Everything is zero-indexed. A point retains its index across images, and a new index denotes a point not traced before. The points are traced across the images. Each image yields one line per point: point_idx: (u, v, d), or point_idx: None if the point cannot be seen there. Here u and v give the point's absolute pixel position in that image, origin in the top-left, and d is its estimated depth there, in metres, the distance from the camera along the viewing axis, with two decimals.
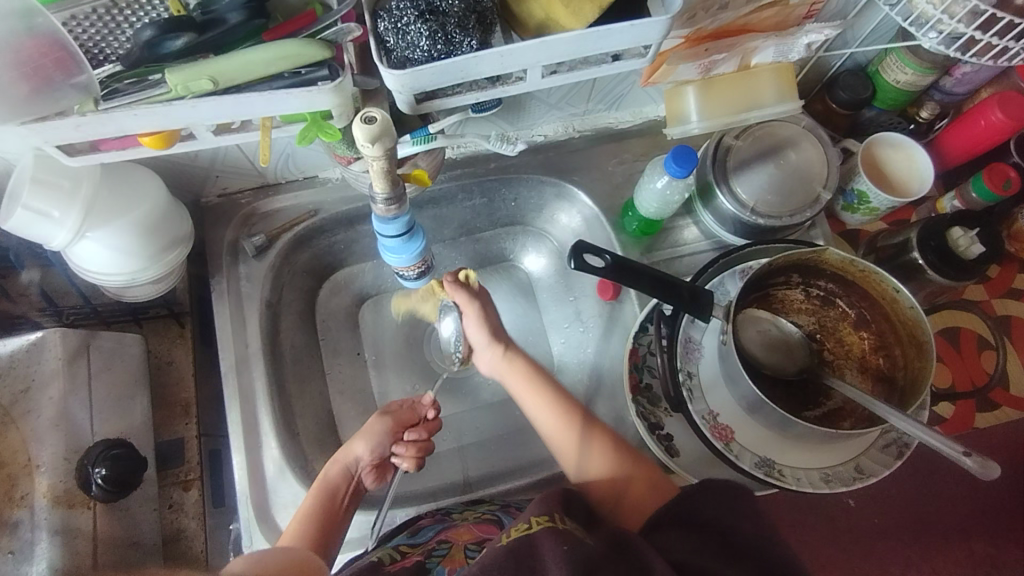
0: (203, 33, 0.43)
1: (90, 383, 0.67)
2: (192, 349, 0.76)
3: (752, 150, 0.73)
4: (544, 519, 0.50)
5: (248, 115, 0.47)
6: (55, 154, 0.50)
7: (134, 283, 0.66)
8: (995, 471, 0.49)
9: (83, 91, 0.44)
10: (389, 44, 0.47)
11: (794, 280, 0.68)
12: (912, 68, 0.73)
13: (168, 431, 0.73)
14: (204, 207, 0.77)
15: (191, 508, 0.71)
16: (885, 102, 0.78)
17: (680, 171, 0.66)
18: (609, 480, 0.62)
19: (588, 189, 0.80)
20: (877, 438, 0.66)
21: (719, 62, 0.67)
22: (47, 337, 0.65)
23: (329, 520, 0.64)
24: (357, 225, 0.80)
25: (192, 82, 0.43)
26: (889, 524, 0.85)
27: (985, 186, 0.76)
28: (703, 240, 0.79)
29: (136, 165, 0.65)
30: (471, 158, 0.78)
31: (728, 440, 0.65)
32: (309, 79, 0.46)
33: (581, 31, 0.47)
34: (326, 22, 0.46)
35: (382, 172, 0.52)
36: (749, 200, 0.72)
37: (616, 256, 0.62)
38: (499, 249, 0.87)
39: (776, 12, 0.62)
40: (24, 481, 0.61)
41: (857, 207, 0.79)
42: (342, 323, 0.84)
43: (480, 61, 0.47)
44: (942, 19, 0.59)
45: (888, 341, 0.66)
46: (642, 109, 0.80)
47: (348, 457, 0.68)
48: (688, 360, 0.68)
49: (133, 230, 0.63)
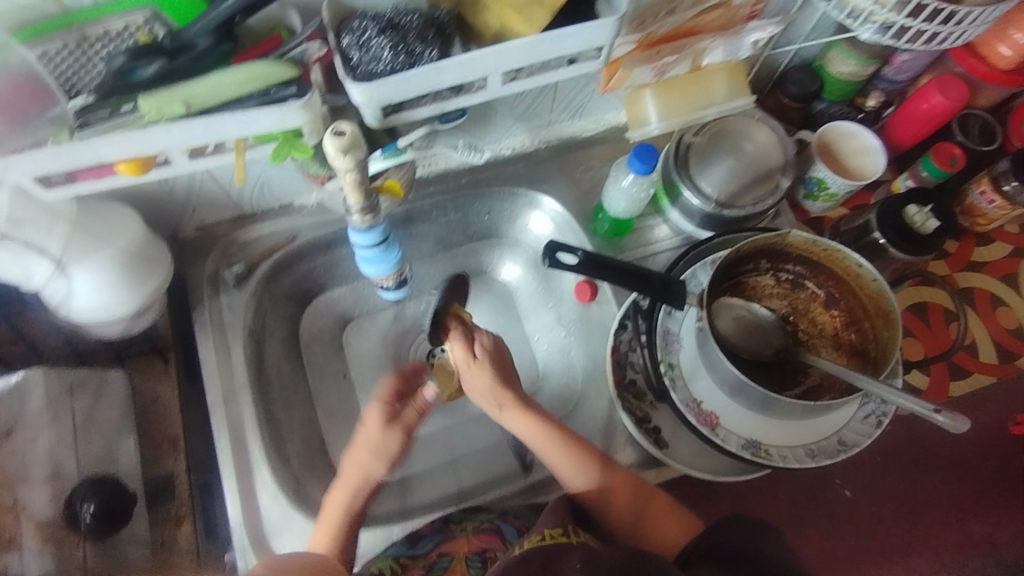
0: (174, 59, 0.45)
1: (76, 421, 0.66)
2: (177, 384, 0.76)
3: (711, 145, 0.76)
4: (557, 532, 0.52)
5: (220, 136, 0.49)
6: (33, 186, 0.51)
7: (115, 319, 0.66)
8: (968, 424, 0.52)
9: (58, 122, 0.46)
10: (353, 59, 0.49)
11: (762, 266, 0.70)
12: (853, 59, 0.77)
13: (156, 468, 0.72)
14: (182, 242, 0.78)
15: (183, 543, 0.70)
16: (833, 94, 0.83)
17: (644, 168, 0.69)
18: (622, 491, 0.62)
19: (557, 196, 0.82)
20: (857, 410, 0.67)
21: (671, 64, 0.70)
22: (29, 377, 0.65)
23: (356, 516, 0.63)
24: (335, 248, 0.82)
25: (165, 107, 0.45)
26: (892, 512, 0.80)
27: (934, 165, 0.80)
28: (675, 238, 0.82)
29: (111, 202, 0.65)
30: (440, 175, 0.80)
31: (714, 424, 0.66)
32: (279, 98, 0.48)
33: (534, 36, 0.49)
34: (291, 44, 0.49)
35: (355, 183, 0.53)
36: (713, 193, 0.75)
37: (589, 252, 0.65)
38: (478, 263, 0.88)
39: (720, 14, 0.66)
40: (11, 524, 0.59)
41: (817, 194, 0.82)
42: (326, 347, 0.84)
43: (442, 70, 0.49)
44: (874, 10, 0.63)
45: (857, 316, 0.68)
46: (604, 117, 0.83)
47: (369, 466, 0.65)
48: (669, 352, 0.69)
49: (114, 263, 0.63)
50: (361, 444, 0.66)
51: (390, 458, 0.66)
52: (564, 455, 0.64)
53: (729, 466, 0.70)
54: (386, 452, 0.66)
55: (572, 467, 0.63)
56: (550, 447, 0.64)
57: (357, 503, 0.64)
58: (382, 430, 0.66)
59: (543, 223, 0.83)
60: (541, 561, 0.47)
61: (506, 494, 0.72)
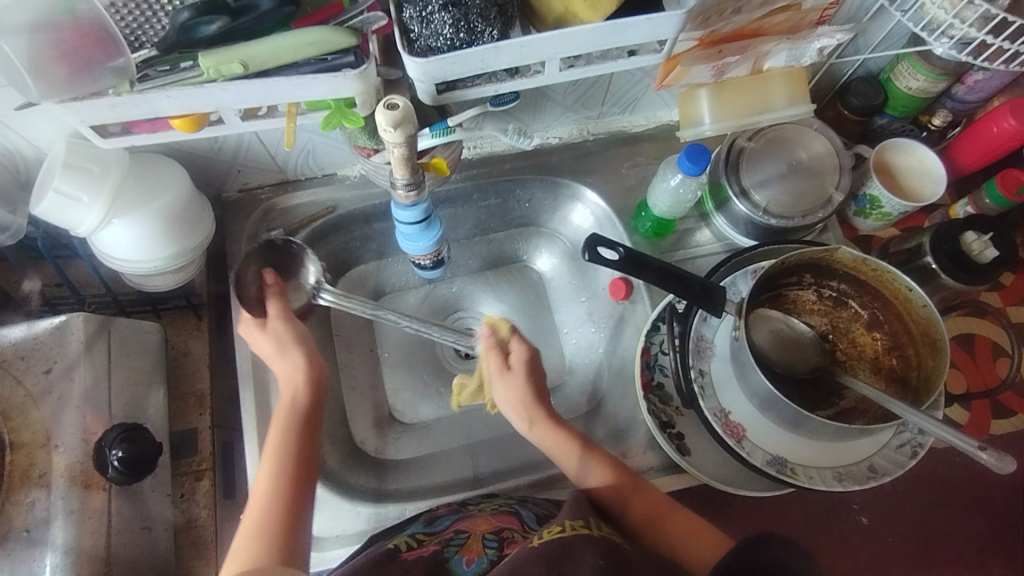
0: (236, 18, 0.44)
1: (110, 368, 0.67)
2: (208, 342, 0.77)
3: (764, 152, 0.74)
4: (579, 524, 0.51)
5: (274, 99, 0.49)
6: (90, 135, 0.52)
7: (154, 271, 0.67)
8: (1013, 465, 0.50)
9: (120, 74, 0.46)
10: (413, 33, 0.48)
11: (806, 280, 0.68)
12: (923, 75, 0.73)
13: (182, 422, 0.74)
14: (225, 202, 0.79)
15: (202, 497, 0.71)
16: (896, 109, 0.79)
17: (693, 168, 0.67)
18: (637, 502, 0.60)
19: (600, 190, 0.81)
20: (891, 438, 0.65)
21: (733, 65, 0.68)
22: (70, 321, 0.66)
23: (297, 450, 0.60)
24: (374, 222, 0.82)
25: (224, 65, 0.45)
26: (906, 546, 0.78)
27: (998, 191, 0.76)
28: (715, 244, 0.80)
29: (161, 156, 0.66)
30: (485, 158, 0.80)
31: (740, 437, 0.65)
32: (335, 66, 0.47)
33: (598, 24, 0.48)
34: (351, 13, 0.48)
35: (402, 158, 0.53)
36: (761, 202, 0.72)
37: (629, 249, 0.64)
38: (513, 250, 0.88)
39: (789, 17, 0.64)
40: (42, 461, 0.62)
41: (869, 212, 0.79)
42: (355, 319, 0.85)
43: (500, 51, 0.49)
44: (953, 23, 0.59)
45: (901, 341, 0.66)
46: (655, 114, 0.82)
47: (288, 371, 0.64)
48: (701, 358, 0.68)
49: (158, 218, 0.64)
50: (282, 369, 0.65)
51: (300, 380, 0.64)
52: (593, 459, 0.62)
53: (751, 480, 0.69)
54: (297, 389, 0.64)
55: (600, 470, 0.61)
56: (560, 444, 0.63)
57: (289, 440, 0.60)
58: (276, 350, 0.65)
59: (583, 218, 0.83)
60: (560, 554, 0.47)
61: (521, 483, 0.72)
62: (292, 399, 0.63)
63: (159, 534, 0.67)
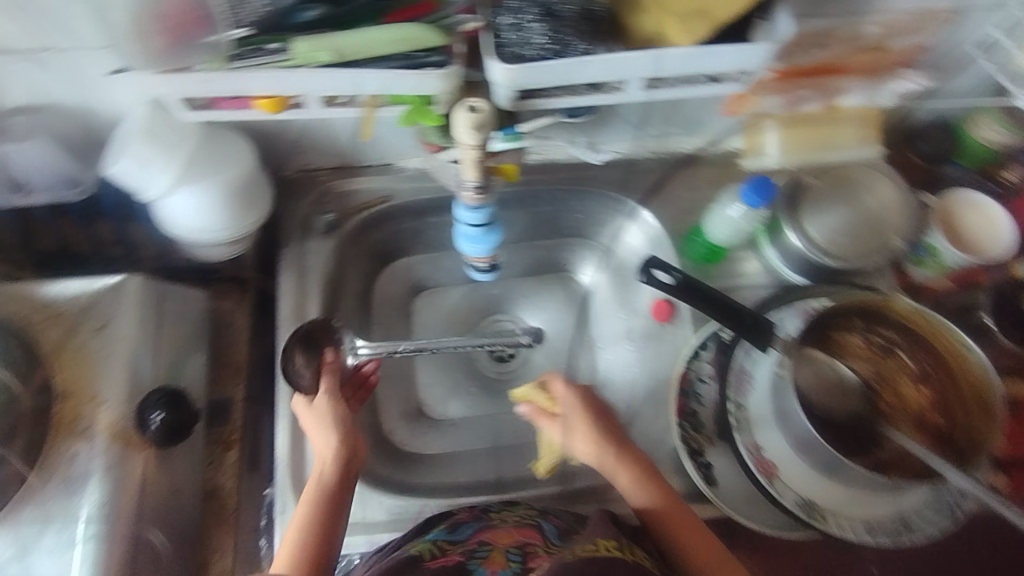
0: (337, 7, 0.46)
1: (159, 331, 0.69)
2: (250, 315, 0.79)
3: (826, 191, 0.72)
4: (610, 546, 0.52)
5: (357, 90, 0.49)
6: (175, 105, 0.53)
7: (211, 242, 0.68)
8: None
9: (214, 50, 0.47)
10: (504, 39, 0.49)
11: (856, 324, 0.67)
12: (1006, 127, 0.73)
13: (218, 391, 0.75)
14: (282, 180, 0.79)
15: (230, 467, 0.72)
16: (969, 160, 0.77)
17: (755, 199, 0.68)
18: (671, 515, 0.61)
19: (655, 210, 0.80)
20: (927, 496, 0.64)
21: (805, 98, 0.66)
22: (126, 281, 0.68)
23: (318, 530, 0.60)
24: (425, 216, 0.82)
25: (313, 53, 0.46)
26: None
27: None
28: (764, 276, 0.77)
29: (229, 131, 0.67)
30: (546, 166, 0.79)
31: (772, 475, 0.64)
32: (422, 63, 0.48)
33: (691, 49, 0.48)
34: (444, 12, 0.49)
35: (474, 161, 0.53)
36: (819, 240, 0.71)
37: (685, 274, 0.66)
38: (558, 259, 0.87)
39: (873, 57, 0.63)
40: (86, 414, 0.63)
41: (925, 261, 0.73)
42: (395, 310, 0.85)
43: (587, 66, 0.48)
44: None
45: (949, 399, 0.65)
46: (719, 139, 0.80)
47: (322, 448, 0.65)
48: (739, 391, 0.68)
49: (219, 190, 0.65)
50: (323, 447, 0.65)
51: (332, 457, 0.65)
52: (629, 472, 0.64)
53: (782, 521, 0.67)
54: (326, 465, 0.64)
55: (631, 483, 0.63)
56: (619, 467, 0.65)
57: (308, 520, 0.60)
58: (320, 427, 0.66)
59: (635, 237, 0.82)
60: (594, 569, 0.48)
61: (543, 492, 0.72)
62: (319, 474, 0.64)
63: (186, 499, 0.68)
